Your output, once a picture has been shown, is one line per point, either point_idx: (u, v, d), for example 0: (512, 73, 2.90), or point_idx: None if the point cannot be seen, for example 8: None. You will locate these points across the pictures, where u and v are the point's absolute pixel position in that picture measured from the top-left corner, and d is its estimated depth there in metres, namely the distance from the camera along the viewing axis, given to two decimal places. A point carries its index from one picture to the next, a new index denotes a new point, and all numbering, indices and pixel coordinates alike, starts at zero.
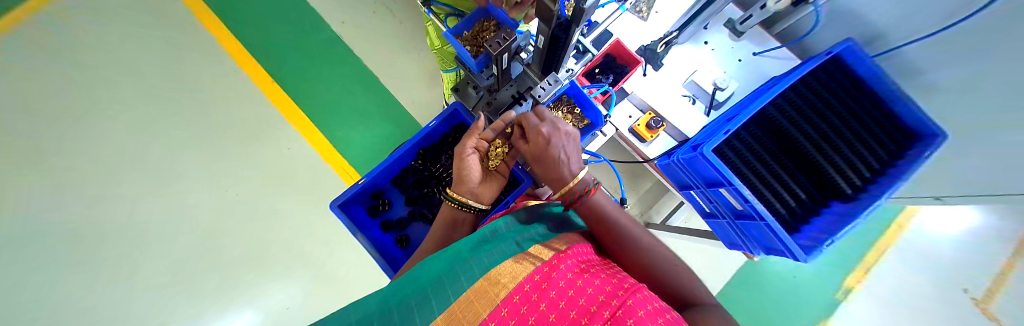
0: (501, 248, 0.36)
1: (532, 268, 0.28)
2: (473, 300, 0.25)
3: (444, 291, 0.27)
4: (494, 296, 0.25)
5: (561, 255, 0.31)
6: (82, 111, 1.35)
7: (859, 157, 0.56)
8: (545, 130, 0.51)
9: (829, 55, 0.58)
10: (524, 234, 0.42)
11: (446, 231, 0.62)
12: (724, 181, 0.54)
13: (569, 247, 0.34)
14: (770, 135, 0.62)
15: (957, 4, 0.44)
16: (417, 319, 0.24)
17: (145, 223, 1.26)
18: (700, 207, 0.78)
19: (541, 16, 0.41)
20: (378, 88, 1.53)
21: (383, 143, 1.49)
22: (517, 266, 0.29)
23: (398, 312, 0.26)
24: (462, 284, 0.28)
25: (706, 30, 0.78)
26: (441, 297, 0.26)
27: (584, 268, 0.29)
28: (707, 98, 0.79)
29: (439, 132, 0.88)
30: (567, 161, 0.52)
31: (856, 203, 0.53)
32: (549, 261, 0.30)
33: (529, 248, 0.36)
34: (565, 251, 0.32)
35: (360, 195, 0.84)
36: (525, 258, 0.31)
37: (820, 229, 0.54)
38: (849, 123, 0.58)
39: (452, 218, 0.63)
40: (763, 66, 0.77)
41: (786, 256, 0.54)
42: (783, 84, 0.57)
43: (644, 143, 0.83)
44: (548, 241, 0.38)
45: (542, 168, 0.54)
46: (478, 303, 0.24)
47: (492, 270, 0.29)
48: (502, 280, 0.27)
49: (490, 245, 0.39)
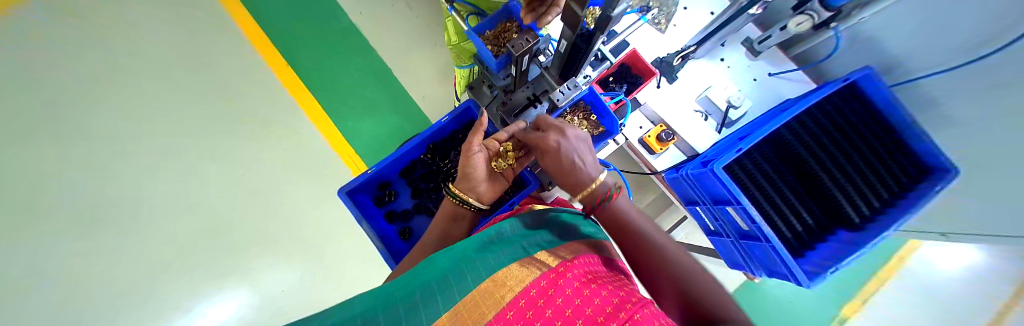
0: (507, 251, 0.37)
1: (538, 274, 0.28)
2: (479, 300, 0.25)
3: (450, 288, 0.28)
4: (500, 298, 0.25)
5: (568, 264, 0.31)
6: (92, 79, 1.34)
7: (869, 186, 0.56)
8: (553, 136, 0.52)
9: (845, 82, 0.57)
10: (529, 239, 0.42)
11: (445, 224, 0.63)
12: (731, 199, 0.54)
13: (576, 257, 0.34)
14: (781, 158, 0.62)
15: (982, 40, 0.44)
16: (421, 314, 0.24)
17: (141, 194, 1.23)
18: (704, 224, 0.78)
19: (566, 22, 0.42)
20: (389, 79, 1.54)
21: (391, 134, 1.50)
22: (523, 271, 0.30)
23: (403, 307, 0.26)
24: (468, 284, 0.28)
25: (723, 47, 0.79)
26: (448, 294, 0.27)
27: (591, 279, 0.29)
28: (719, 116, 0.78)
29: (449, 128, 0.88)
30: (586, 166, 0.52)
31: (863, 233, 0.53)
32: (556, 268, 0.30)
33: (534, 253, 0.36)
34: (572, 260, 0.32)
35: (367, 184, 0.85)
36: (531, 263, 0.32)
37: (824, 257, 0.54)
38: (863, 152, 0.58)
39: (451, 213, 0.64)
40: (779, 87, 0.77)
41: (789, 280, 0.54)
42: (797, 108, 0.57)
43: (653, 156, 0.83)
44: (553, 248, 0.39)
45: (559, 175, 0.54)
46: (484, 304, 0.24)
47: (498, 273, 0.30)
48: (509, 283, 0.27)
49: (496, 247, 0.39)
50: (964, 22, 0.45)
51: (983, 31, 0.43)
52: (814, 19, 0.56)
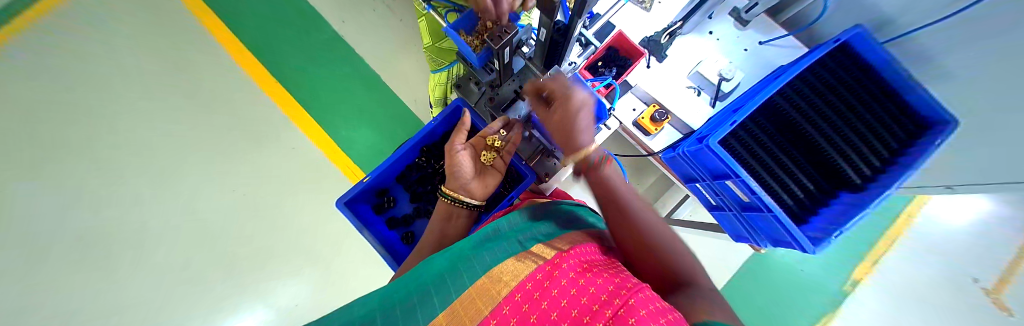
0: (504, 247, 0.36)
1: (533, 267, 0.28)
2: (475, 298, 0.24)
3: (446, 288, 0.27)
4: (495, 294, 0.24)
5: (563, 254, 0.31)
6: (77, 117, 1.33)
7: (870, 149, 0.55)
8: (573, 95, 0.47)
9: (836, 43, 0.56)
10: (526, 233, 0.42)
11: (440, 225, 0.62)
12: (729, 172, 0.54)
13: (572, 247, 0.34)
14: (776, 125, 0.61)
15: None
16: (418, 315, 0.24)
17: (102, 196, 1.26)
18: (705, 200, 0.78)
19: (542, 8, 0.40)
20: (378, 85, 1.53)
21: (387, 141, 1.50)
22: (518, 266, 0.29)
23: (400, 308, 0.26)
24: (463, 282, 0.27)
25: (710, 19, 0.78)
26: (443, 294, 0.26)
27: (587, 268, 0.29)
28: (712, 90, 0.78)
29: (441, 129, 0.86)
30: (589, 130, 0.49)
31: (865, 193, 0.53)
32: (551, 260, 0.30)
33: (531, 246, 0.36)
34: (568, 251, 0.32)
35: (366, 192, 0.85)
36: (527, 257, 0.31)
37: (828, 221, 0.54)
38: (859, 112, 0.57)
39: (447, 212, 0.64)
40: (767, 55, 0.76)
41: (794, 247, 0.54)
42: (789, 74, 0.56)
43: (647, 137, 0.82)
44: (551, 240, 0.38)
45: (561, 136, 0.50)
46: (479, 301, 0.24)
47: (495, 269, 0.29)
48: (504, 278, 0.27)
49: (492, 244, 0.39)
50: None
51: None
52: None
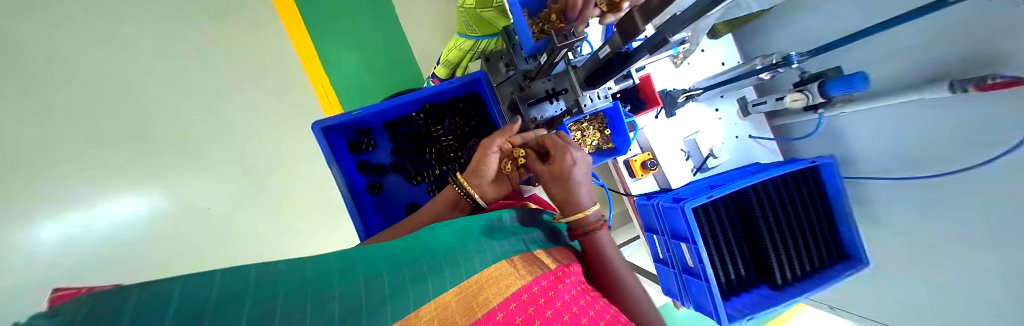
0: (509, 241, 0.38)
1: (541, 274, 0.31)
2: (484, 286, 0.28)
3: (459, 267, 0.30)
4: (505, 288, 0.28)
5: (566, 268, 0.34)
6: None
7: (799, 259, 0.65)
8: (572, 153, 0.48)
9: (811, 163, 0.64)
10: (529, 235, 0.44)
11: (443, 207, 0.60)
12: (689, 238, 0.61)
13: (571, 262, 0.37)
14: (738, 211, 0.69)
15: (944, 158, 0.53)
16: (432, 282, 0.26)
17: None
18: (655, 252, 0.85)
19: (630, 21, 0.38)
20: (389, 17, 1.39)
21: (378, 79, 1.38)
22: (526, 269, 0.32)
23: (409, 270, 0.28)
24: (476, 266, 0.31)
25: (720, 97, 0.84)
26: (454, 270, 0.29)
27: (586, 289, 0.32)
28: (699, 160, 0.85)
29: (451, 93, 0.80)
30: (584, 187, 0.50)
31: (780, 292, 0.63)
32: (556, 271, 0.33)
33: (534, 251, 0.38)
34: (569, 265, 0.35)
35: (347, 126, 0.76)
36: (535, 262, 0.34)
37: (744, 304, 0.64)
38: (803, 227, 0.66)
39: (451, 200, 0.60)
40: (751, 149, 0.85)
41: (711, 316, 0.63)
42: (768, 174, 0.62)
43: (631, 179, 0.88)
44: (551, 250, 0.41)
45: (560, 189, 0.50)
46: (490, 289, 0.28)
47: (501, 264, 0.32)
48: (513, 277, 0.30)
49: (499, 235, 0.40)
50: (932, 134, 0.54)
51: (949, 148, 0.52)
52: (809, 101, 0.63)
